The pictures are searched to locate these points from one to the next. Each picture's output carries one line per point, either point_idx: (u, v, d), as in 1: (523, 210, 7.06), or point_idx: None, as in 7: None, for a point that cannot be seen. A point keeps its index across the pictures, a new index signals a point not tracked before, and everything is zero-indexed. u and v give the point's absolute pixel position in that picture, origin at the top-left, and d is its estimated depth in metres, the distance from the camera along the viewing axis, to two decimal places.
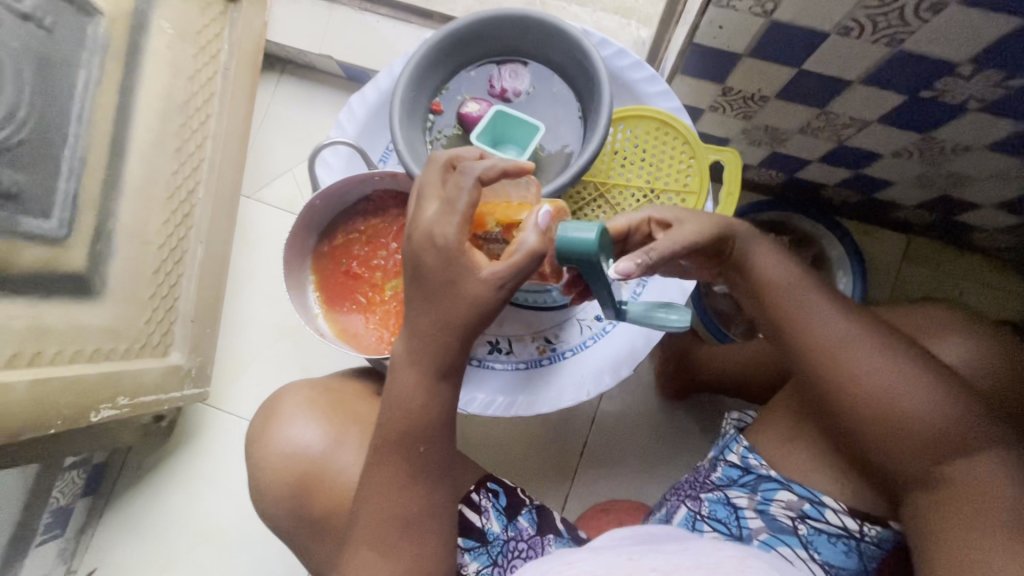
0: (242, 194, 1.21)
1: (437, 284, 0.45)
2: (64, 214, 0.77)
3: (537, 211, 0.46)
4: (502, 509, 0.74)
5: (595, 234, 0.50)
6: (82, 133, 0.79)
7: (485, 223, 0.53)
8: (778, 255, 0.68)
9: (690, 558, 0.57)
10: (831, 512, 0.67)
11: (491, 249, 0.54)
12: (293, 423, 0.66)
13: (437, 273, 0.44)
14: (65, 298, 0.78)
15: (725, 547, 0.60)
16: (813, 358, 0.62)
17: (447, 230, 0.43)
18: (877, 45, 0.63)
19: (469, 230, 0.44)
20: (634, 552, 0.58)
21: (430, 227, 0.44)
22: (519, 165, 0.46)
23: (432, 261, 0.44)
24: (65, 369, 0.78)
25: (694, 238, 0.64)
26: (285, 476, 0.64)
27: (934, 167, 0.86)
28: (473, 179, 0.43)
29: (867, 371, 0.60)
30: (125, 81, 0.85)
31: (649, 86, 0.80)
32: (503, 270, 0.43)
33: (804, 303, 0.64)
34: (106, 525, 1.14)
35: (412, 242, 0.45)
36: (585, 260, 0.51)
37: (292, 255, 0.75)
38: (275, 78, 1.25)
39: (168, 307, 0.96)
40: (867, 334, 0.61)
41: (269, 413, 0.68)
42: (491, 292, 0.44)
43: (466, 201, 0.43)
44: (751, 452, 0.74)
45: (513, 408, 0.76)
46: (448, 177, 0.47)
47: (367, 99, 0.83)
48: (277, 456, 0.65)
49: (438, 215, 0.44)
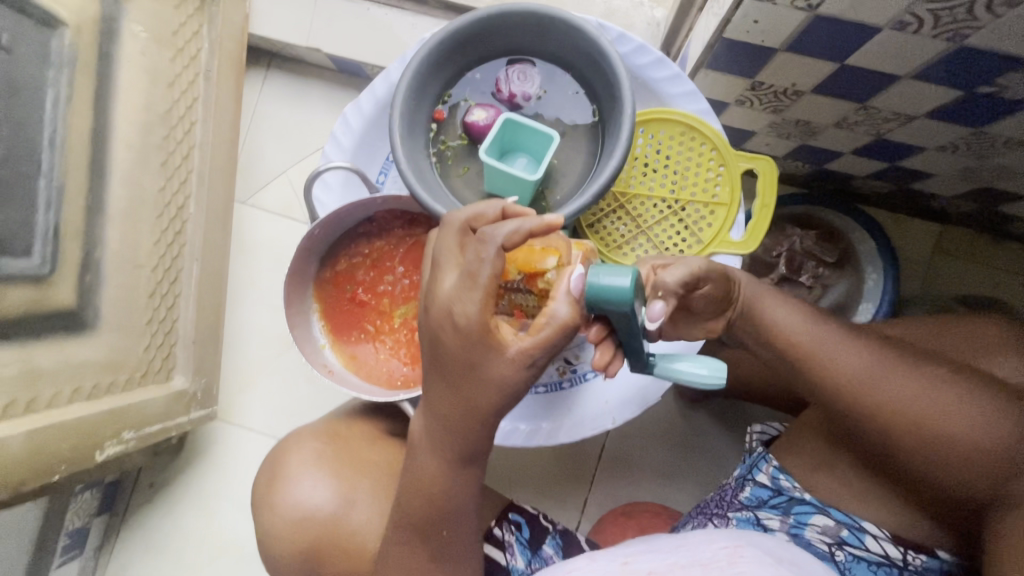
0: (236, 200, 1.15)
1: (460, 366, 0.44)
2: (46, 249, 0.72)
3: (570, 274, 0.44)
4: (527, 542, 0.72)
5: (629, 280, 0.43)
6: (58, 158, 0.73)
7: (506, 271, 0.49)
8: (788, 302, 0.63)
9: (684, 556, 0.58)
10: (872, 539, 0.61)
11: (512, 299, 0.49)
12: (300, 482, 0.64)
13: (460, 348, 0.43)
14: (56, 336, 0.74)
15: (719, 539, 0.61)
16: (835, 387, 0.58)
17: (468, 307, 0.42)
18: (937, 41, 0.56)
19: (491, 304, 0.43)
20: (629, 556, 0.60)
21: (450, 301, 0.43)
22: (544, 221, 0.44)
23: (455, 336, 0.43)
24: (63, 412, 0.75)
25: (707, 274, 0.59)
26: (298, 536, 0.62)
27: (981, 160, 0.80)
28: (495, 249, 0.42)
29: (901, 398, 0.55)
30: (100, 95, 0.78)
31: (671, 85, 0.73)
32: (532, 345, 0.43)
33: (821, 337, 0.60)
34: (124, 539, 1.14)
35: (432, 316, 0.45)
36: (619, 310, 0.44)
37: (293, 285, 0.70)
38: (262, 73, 1.17)
39: (167, 331, 0.92)
40: (891, 357, 0.57)
41: (275, 474, 0.65)
42: (521, 368, 0.43)
43: (487, 273, 0.42)
44: (783, 473, 0.68)
45: (536, 437, 0.73)
46: (465, 241, 0.46)
47: (361, 107, 0.75)
48: (289, 522, 0.63)
49: (457, 289, 0.43)
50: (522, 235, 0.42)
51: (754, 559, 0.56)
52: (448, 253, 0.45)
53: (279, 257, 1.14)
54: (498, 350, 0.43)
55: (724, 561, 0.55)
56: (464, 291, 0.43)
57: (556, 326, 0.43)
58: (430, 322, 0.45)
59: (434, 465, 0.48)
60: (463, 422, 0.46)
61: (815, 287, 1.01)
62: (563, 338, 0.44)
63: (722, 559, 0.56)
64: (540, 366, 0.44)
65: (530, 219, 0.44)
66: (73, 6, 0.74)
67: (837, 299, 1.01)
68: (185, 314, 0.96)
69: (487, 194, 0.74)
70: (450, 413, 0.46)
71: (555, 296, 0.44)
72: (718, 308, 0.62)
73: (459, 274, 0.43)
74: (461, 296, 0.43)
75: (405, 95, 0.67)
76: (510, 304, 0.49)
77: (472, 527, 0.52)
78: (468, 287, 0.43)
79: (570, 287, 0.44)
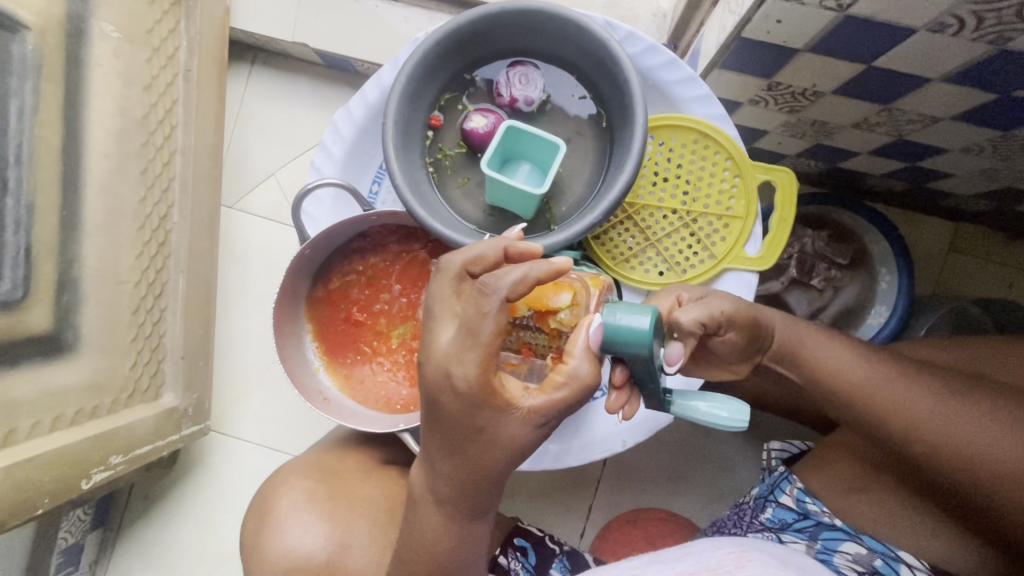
0: (223, 204, 1.10)
1: (467, 428, 0.44)
2: (17, 272, 0.67)
3: (590, 327, 0.44)
4: (533, 568, 0.70)
5: (648, 321, 0.43)
6: (25, 173, 0.68)
7: (516, 307, 0.49)
8: (830, 340, 0.64)
9: (691, 564, 0.55)
10: (906, 569, 0.60)
11: (521, 336, 0.50)
12: (290, 527, 0.62)
13: (463, 411, 0.43)
14: (33, 363, 0.70)
15: (724, 545, 0.58)
16: (893, 424, 0.58)
17: (468, 369, 0.42)
18: (977, 43, 0.51)
19: (491, 366, 0.42)
20: (634, 569, 0.57)
21: (448, 361, 0.42)
22: (551, 267, 0.43)
23: (455, 399, 0.43)
24: (44, 443, 0.71)
25: (730, 314, 0.57)
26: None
27: (1006, 162, 0.76)
28: (500, 301, 0.41)
29: (964, 435, 0.55)
30: (70, 103, 0.72)
31: (685, 88, 0.68)
32: (542, 405, 0.44)
33: (876, 375, 0.60)
34: (120, 553, 1.11)
35: (429, 376, 0.43)
36: (637, 352, 0.44)
37: (285, 305, 0.66)
38: (246, 69, 1.11)
39: (154, 347, 0.88)
40: (948, 393, 0.57)
41: (265, 515, 0.64)
42: (531, 428, 0.44)
43: (490, 328, 0.41)
44: (809, 496, 0.68)
45: (542, 460, 0.70)
46: (461, 287, 0.44)
47: (353, 114, 0.70)
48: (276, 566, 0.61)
49: (455, 348, 0.42)
50: (527, 285, 0.42)
51: (762, 562, 0.53)
52: (444, 301, 0.44)
53: (270, 263, 1.10)
54: (507, 412, 0.43)
55: (731, 565, 0.53)
56: (463, 350, 0.42)
57: (573, 385, 0.44)
58: (426, 382, 0.44)
59: (438, 520, 0.48)
60: (469, 482, 0.46)
61: (826, 290, 0.98)
62: (575, 397, 0.45)
63: (729, 562, 0.54)
64: (550, 426, 0.45)
65: (538, 265, 0.43)
66: (34, 7, 0.69)
67: (848, 303, 0.97)
68: (172, 328, 0.92)
69: (488, 205, 0.70)
70: (461, 474, 0.46)
71: (574, 353, 0.44)
72: (743, 354, 0.61)
73: (457, 331, 0.42)
74: (460, 356, 0.42)
75: (399, 104, 0.63)
76: (518, 340, 0.51)
77: (481, 558, 0.52)
78: (468, 344, 0.42)
79: (588, 340, 0.44)
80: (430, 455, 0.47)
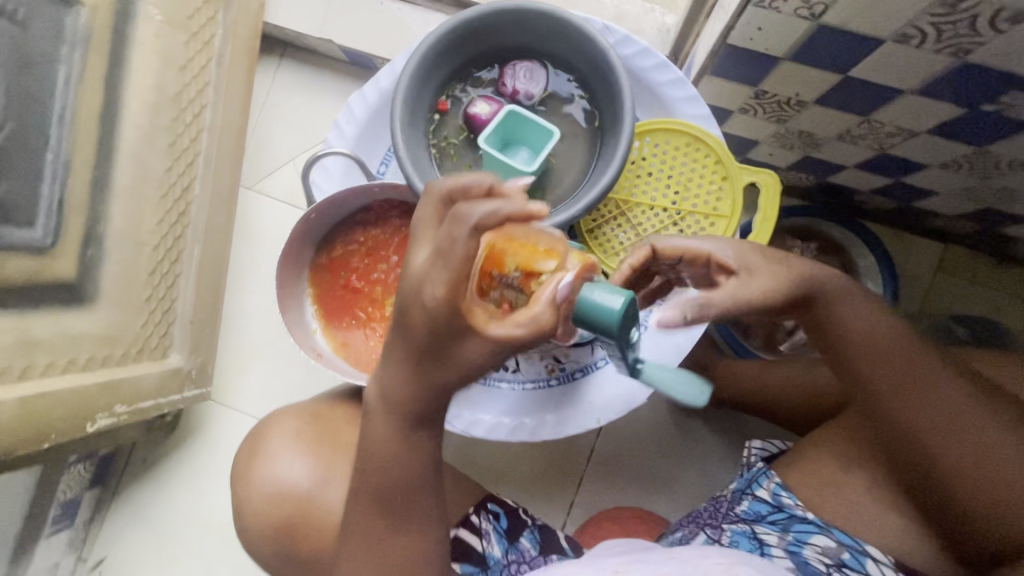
0: (242, 185, 1.17)
1: (433, 342, 0.48)
2: (49, 221, 0.73)
3: (562, 277, 0.47)
4: (504, 531, 0.74)
5: (620, 305, 0.48)
6: (66, 134, 0.74)
7: (504, 263, 0.50)
8: (874, 307, 0.63)
9: (677, 568, 0.56)
10: (872, 563, 0.61)
11: (504, 292, 0.51)
12: (278, 460, 0.66)
13: (431, 327, 0.47)
14: (54, 309, 0.75)
15: (712, 554, 0.59)
16: (906, 410, 0.59)
17: (436, 289, 0.46)
18: (940, 55, 0.55)
19: (456, 287, 0.45)
20: (620, 564, 0.59)
21: (421, 278, 0.47)
22: (529, 210, 0.48)
23: (424, 314, 0.47)
24: (57, 381, 0.76)
25: (764, 290, 0.60)
26: (272, 511, 0.65)
27: (984, 181, 0.79)
28: (468, 229, 0.44)
29: (973, 438, 0.56)
30: (111, 74, 0.79)
31: (673, 90, 0.74)
32: (501, 335, 0.46)
33: (910, 365, 0.60)
34: (114, 513, 1.16)
35: (404, 289, 0.48)
36: (607, 327, 0.48)
37: (288, 267, 0.71)
38: (275, 62, 1.19)
39: (165, 309, 0.93)
40: (972, 396, 0.58)
41: (255, 450, 0.68)
42: (488, 352, 0.47)
43: (458, 251, 0.45)
44: (785, 490, 0.69)
45: (519, 431, 0.76)
46: (444, 211, 0.49)
47: (366, 98, 0.76)
48: (265, 493, 0.65)
49: (427, 266, 0.46)
50: (497, 218, 0.45)
51: None
52: (426, 222, 0.49)
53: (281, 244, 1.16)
54: (467, 336, 0.47)
55: None
56: (433, 269, 0.46)
57: (531, 326, 0.46)
58: (402, 295, 0.48)
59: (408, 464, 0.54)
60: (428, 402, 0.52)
61: None
62: (533, 336, 0.46)
63: (716, 573, 0.54)
64: (506, 354, 0.48)
65: (511, 203, 0.46)
66: None
67: None
68: (184, 294, 0.97)
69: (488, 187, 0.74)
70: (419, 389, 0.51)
71: (540, 299, 0.46)
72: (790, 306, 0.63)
73: (431, 251, 0.46)
74: (431, 276, 0.46)
75: (409, 86, 0.68)
76: (501, 297, 0.51)
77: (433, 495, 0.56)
78: (438, 265, 0.46)
79: (555, 294, 0.47)
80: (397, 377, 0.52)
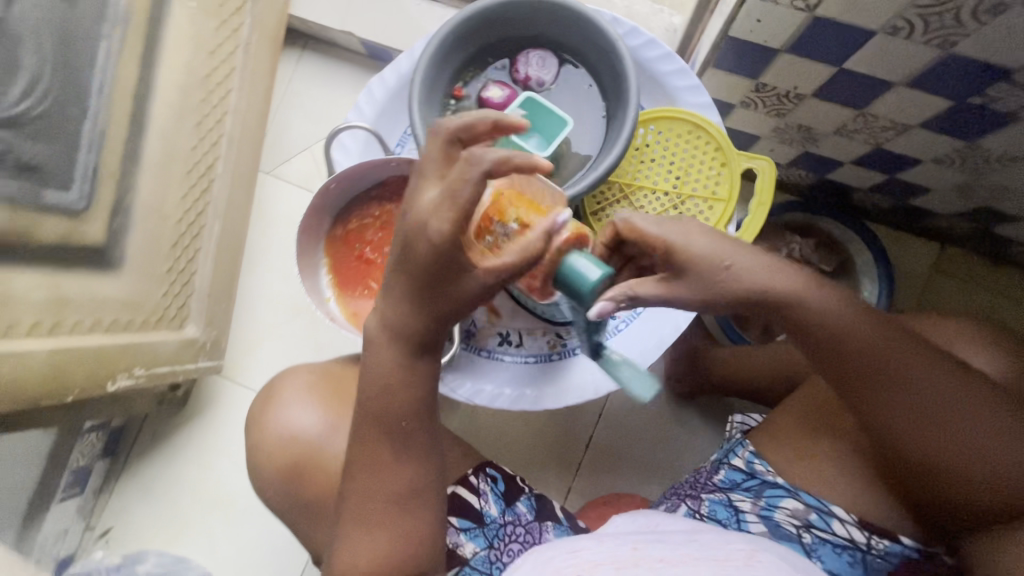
0: (261, 170, 1.21)
1: (435, 272, 0.55)
2: (84, 187, 0.78)
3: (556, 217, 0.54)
4: (501, 494, 0.77)
5: (595, 278, 0.51)
6: (104, 107, 0.79)
7: (504, 213, 0.58)
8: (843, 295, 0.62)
9: (699, 549, 0.60)
10: (838, 522, 0.65)
11: (498, 237, 0.58)
12: (290, 409, 0.70)
13: (435, 259, 0.54)
14: (83, 272, 0.79)
15: (734, 539, 0.62)
16: (881, 396, 0.59)
17: (442, 225, 0.52)
18: (928, 47, 0.59)
19: (461, 224, 0.52)
20: (638, 542, 0.62)
21: (427, 215, 0.53)
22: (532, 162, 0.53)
23: (430, 248, 0.53)
24: (84, 339, 0.79)
25: (723, 283, 0.61)
26: (282, 454, 0.69)
27: (976, 176, 0.82)
28: (476, 171, 0.50)
29: (943, 417, 0.58)
30: (147, 52, 0.84)
31: (677, 79, 0.78)
32: (493, 264, 0.54)
33: (884, 350, 0.59)
34: (123, 485, 1.19)
35: (412, 224, 0.54)
36: (578, 294, 0.52)
37: (306, 236, 0.75)
38: (297, 53, 1.24)
39: (185, 281, 0.97)
40: (942, 376, 0.58)
41: (270, 397, 0.72)
42: (485, 284, 0.55)
43: (464, 192, 0.51)
44: (758, 458, 0.71)
45: (519, 402, 0.78)
46: (448, 152, 0.55)
47: (386, 81, 0.80)
48: (274, 437, 0.70)
49: (435, 204, 0.53)
50: (506, 161, 0.51)
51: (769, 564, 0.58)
52: (433, 163, 0.55)
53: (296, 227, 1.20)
54: (468, 269, 0.54)
55: (741, 562, 0.58)
56: (439, 209, 0.52)
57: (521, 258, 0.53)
58: (408, 230, 0.55)
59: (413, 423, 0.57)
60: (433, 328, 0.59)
61: None
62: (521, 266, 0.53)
63: (738, 558, 0.58)
64: (498, 285, 0.55)
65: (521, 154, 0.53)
66: None
67: None
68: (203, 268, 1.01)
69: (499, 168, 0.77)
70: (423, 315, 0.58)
71: (536, 232, 0.53)
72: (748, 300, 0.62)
73: (441, 191, 0.52)
74: (438, 213, 0.52)
75: (427, 67, 0.72)
76: (494, 242, 0.58)
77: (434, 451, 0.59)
78: (446, 205, 0.52)
79: (549, 228, 0.53)
80: (402, 302, 0.58)
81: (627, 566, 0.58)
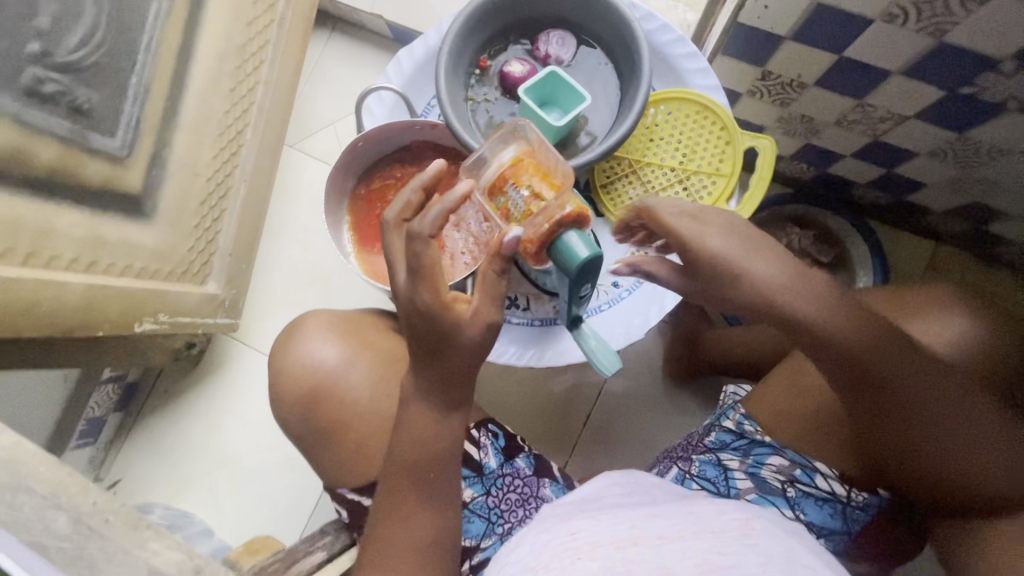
0: (286, 142, 1.26)
1: (432, 343, 0.58)
2: (127, 136, 0.82)
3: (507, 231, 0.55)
4: (500, 448, 0.80)
5: (584, 256, 0.58)
6: (150, 63, 0.84)
7: (519, 178, 0.64)
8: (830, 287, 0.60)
9: (693, 521, 0.57)
10: (821, 478, 0.70)
11: (510, 198, 0.64)
12: (310, 344, 0.75)
13: (429, 327, 0.57)
14: (120, 216, 0.84)
15: (727, 507, 0.60)
16: (869, 393, 0.59)
17: (424, 297, 0.56)
18: (921, 34, 0.64)
19: (439, 291, 0.56)
20: (637, 518, 0.58)
21: (409, 296, 0.57)
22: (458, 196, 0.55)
23: (425, 323, 0.57)
24: (115, 280, 0.84)
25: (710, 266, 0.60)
26: (303, 383, 0.73)
27: (968, 171, 0.87)
28: (425, 241, 0.54)
29: (926, 412, 0.57)
30: (192, 16, 0.89)
31: (688, 62, 0.83)
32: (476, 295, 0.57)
33: (874, 347, 0.57)
34: (134, 438, 1.23)
35: (402, 311, 0.58)
36: (566, 266, 0.59)
37: (332, 192, 0.80)
38: (326, 34, 1.30)
39: (209, 238, 1.02)
40: (928, 373, 0.57)
41: (292, 332, 0.76)
42: (483, 328, 0.58)
43: (426, 265, 0.55)
44: (748, 419, 0.76)
45: (524, 359, 0.83)
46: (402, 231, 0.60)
47: (414, 53, 0.86)
48: (296, 368, 0.74)
49: (409, 285, 0.57)
50: (441, 218, 0.54)
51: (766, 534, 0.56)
52: (396, 250, 0.60)
53: (315, 198, 1.25)
54: (457, 330, 0.57)
55: (737, 533, 0.56)
56: (416, 286, 0.56)
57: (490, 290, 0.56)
58: (403, 314, 0.59)
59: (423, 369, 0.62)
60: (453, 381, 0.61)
61: None
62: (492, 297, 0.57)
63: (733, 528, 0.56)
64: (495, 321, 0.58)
65: (444, 198, 0.55)
66: None
67: None
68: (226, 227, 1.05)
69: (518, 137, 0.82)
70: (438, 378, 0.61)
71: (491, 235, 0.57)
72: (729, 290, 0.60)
73: (409, 276, 0.56)
74: (414, 290, 0.56)
75: (455, 36, 0.77)
76: (505, 202, 0.64)
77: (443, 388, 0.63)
78: (418, 281, 0.56)
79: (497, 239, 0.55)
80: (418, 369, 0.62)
81: (628, 546, 0.55)
